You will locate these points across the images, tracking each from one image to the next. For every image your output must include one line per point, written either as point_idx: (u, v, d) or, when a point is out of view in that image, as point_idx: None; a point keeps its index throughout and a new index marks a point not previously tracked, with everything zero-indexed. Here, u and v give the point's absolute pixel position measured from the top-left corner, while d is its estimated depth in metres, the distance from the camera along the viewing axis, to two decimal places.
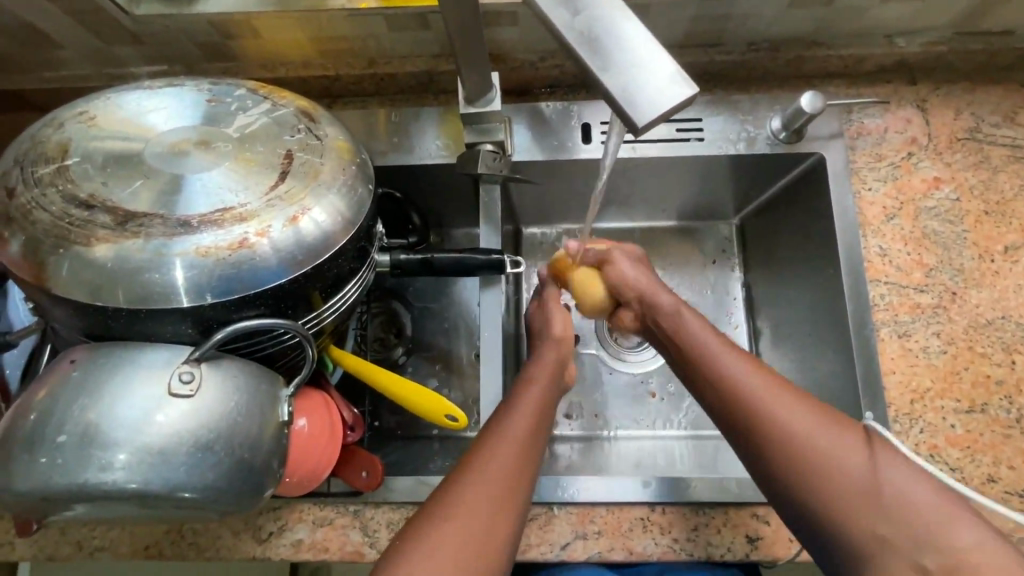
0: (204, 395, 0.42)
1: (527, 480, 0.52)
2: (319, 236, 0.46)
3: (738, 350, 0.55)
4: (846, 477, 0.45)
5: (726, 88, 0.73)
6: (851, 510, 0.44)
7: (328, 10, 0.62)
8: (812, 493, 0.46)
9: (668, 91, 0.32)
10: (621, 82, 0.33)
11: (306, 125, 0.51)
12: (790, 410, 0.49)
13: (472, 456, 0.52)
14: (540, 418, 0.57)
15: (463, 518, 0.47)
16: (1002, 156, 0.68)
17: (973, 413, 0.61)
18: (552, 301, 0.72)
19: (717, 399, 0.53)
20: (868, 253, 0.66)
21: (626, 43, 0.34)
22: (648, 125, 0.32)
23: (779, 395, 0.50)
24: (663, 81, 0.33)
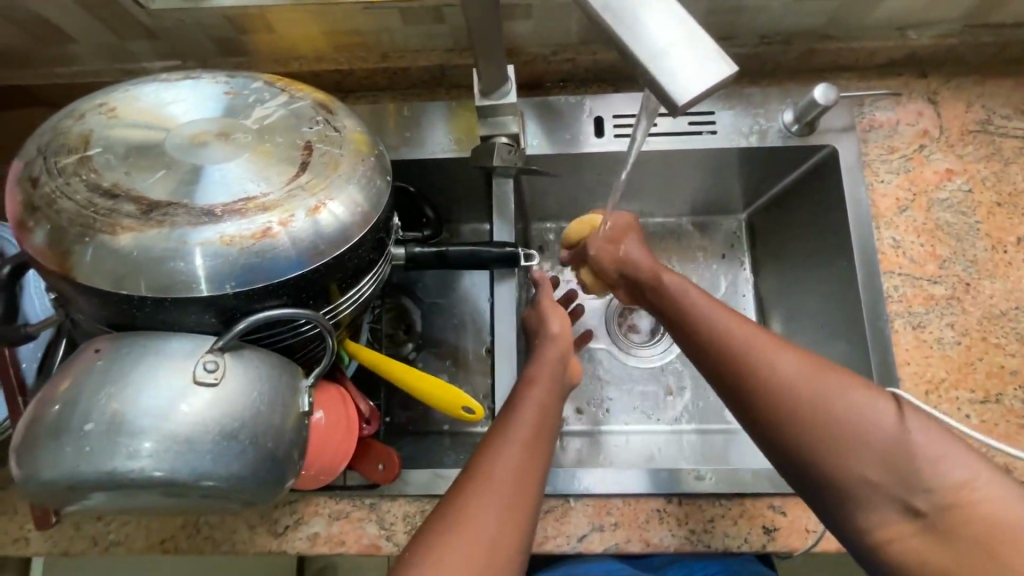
0: (228, 383, 0.42)
1: (537, 473, 0.53)
2: (338, 227, 0.46)
3: (743, 321, 0.55)
4: (854, 438, 0.46)
5: (738, 81, 0.73)
6: (860, 469, 0.46)
7: (344, 4, 0.62)
8: (822, 457, 0.47)
9: (709, 69, 0.32)
10: (661, 61, 0.33)
11: (324, 117, 0.51)
12: (796, 378, 0.49)
13: (477, 460, 0.53)
14: (547, 412, 0.58)
15: (473, 523, 0.48)
16: (1014, 148, 0.68)
17: (988, 404, 0.61)
18: (546, 303, 0.71)
19: (720, 370, 0.53)
20: (881, 245, 0.66)
21: (663, 21, 0.34)
22: (687, 104, 0.32)
23: (783, 364, 0.50)
24: (700, 61, 0.32)
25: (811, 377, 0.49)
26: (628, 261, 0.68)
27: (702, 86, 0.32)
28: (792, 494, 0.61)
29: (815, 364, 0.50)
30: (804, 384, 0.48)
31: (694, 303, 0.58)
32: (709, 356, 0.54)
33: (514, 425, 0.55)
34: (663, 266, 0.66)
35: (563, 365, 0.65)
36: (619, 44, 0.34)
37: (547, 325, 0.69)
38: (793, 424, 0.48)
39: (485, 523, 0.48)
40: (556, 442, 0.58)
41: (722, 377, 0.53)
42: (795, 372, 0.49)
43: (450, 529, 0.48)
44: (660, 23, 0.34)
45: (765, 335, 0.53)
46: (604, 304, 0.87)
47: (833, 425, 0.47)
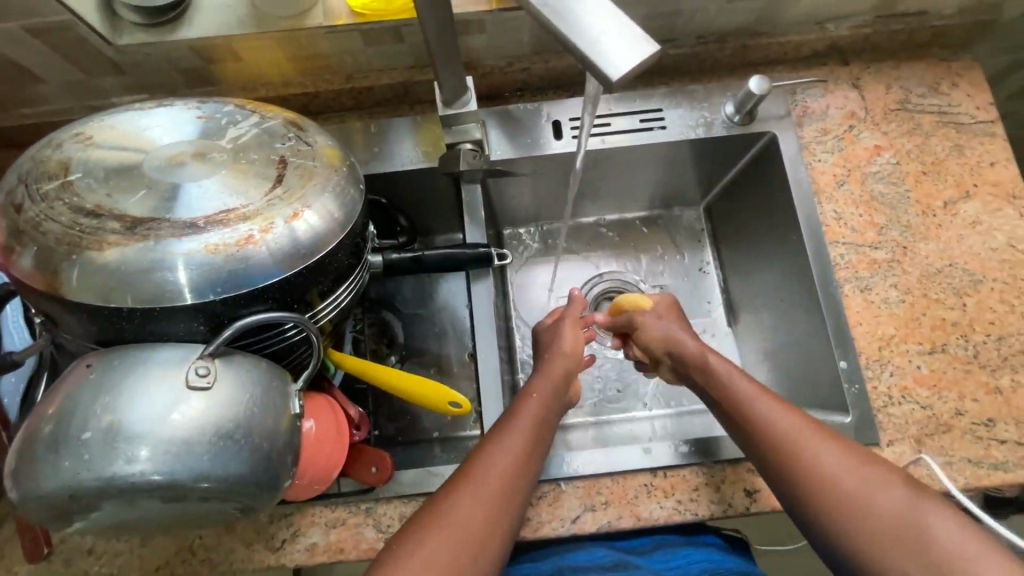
0: (220, 388, 0.44)
1: (529, 476, 0.58)
2: (316, 235, 0.49)
3: (771, 396, 0.60)
4: (891, 534, 0.50)
5: (681, 79, 0.79)
6: (895, 563, 0.49)
7: (307, 29, 0.65)
8: (859, 547, 0.50)
9: (636, 47, 0.36)
10: (593, 45, 0.37)
11: (295, 134, 0.54)
12: (820, 456, 0.54)
13: (471, 462, 0.57)
14: (543, 425, 0.61)
15: (455, 521, 0.52)
16: (932, 122, 0.75)
17: (936, 353, 0.66)
18: (569, 317, 0.73)
19: (754, 444, 0.58)
20: (825, 218, 0.72)
21: (592, 12, 0.38)
22: (620, 79, 0.36)
23: (810, 445, 0.55)
24: (628, 42, 0.37)
25: (836, 457, 0.54)
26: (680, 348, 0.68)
27: (629, 64, 0.36)
28: None
29: (843, 449, 0.54)
30: (849, 478, 0.52)
31: (746, 391, 0.60)
32: (760, 445, 0.57)
33: (510, 438, 0.59)
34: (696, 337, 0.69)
35: (568, 380, 0.67)
36: (557, 33, 0.38)
37: (562, 339, 0.70)
38: (836, 515, 0.51)
39: (471, 528, 0.52)
40: (545, 450, 0.61)
41: (773, 463, 0.56)
42: (823, 452, 0.54)
43: (434, 526, 0.52)
44: (594, 12, 0.38)
45: (811, 425, 0.56)
46: (590, 279, 0.90)
47: (874, 521, 0.50)
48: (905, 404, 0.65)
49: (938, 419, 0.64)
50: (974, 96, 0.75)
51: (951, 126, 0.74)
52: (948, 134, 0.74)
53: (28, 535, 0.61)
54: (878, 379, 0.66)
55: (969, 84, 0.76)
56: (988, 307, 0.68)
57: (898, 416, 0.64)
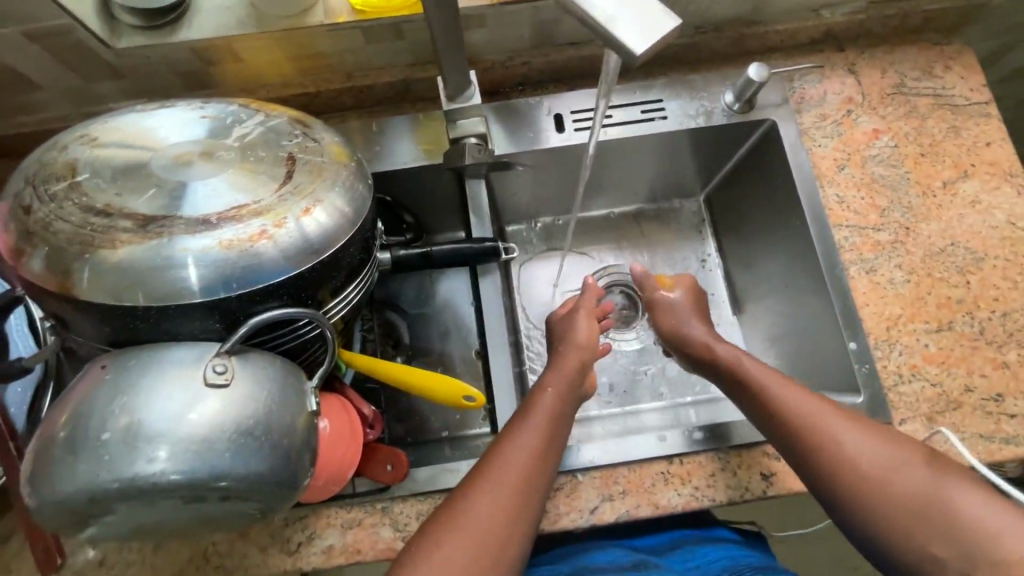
0: (237, 385, 0.43)
1: (547, 472, 0.57)
2: (328, 230, 0.48)
3: (790, 381, 0.61)
4: (918, 513, 0.50)
5: (680, 69, 0.79)
6: (924, 542, 0.49)
7: (307, 27, 0.64)
8: (887, 527, 0.51)
9: (657, 22, 0.37)
10: (614, 21, 0.37)
11: (301, 131, 0.54)
12: (841, 440, 0.54)
13: (487, 459, 0.57)
14: (557, 421, 0.61)
15: (473, 522, 0.52)
16: (928, 105, 0.76)
17: (943, 331, 0.67)
18: (584, 309, 0.75)
19: (775, 430, 0.59)
20: (828, 202, 0.72)
21: None
22: (643, 54, 0.37)
23: (831, 429, 0.55)
24: (647, 18, 0.37)
25: (858, 441, 0.54)
26: (698, 339, 0.71)
27: (646, 43, 0.37)
28: None
29: (866, 432, 0.55)
30: (873, 458, 0.53)
31: (764, 379, 0.62)
32: (782, 431, 0.58)
33: (524, 435, 0.58)
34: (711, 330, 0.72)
35: (583, 373, 0.67)
36: (573, 9, 0.38)
37: (577, 332, 0.71)
38: (861, 496, 0.52)
39: (491, 528, 0.52)
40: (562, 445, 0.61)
41: (796, 448, 0.56)
42: (843, 436, 0.55)
43: (452, 526, 0.52)
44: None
45: (832, 409, 0.57)
46: (599, 270, 0.91)
47: (899, 502, 0.51)
48: (915, 382, 0.65)
49: (948, 396, 0.65)
50: (967, 79, 0.77)
51: (946, 107, 0.76)
52: (944, 116, 0.75)
53: (39, 546, 0.60)
54: (888, 359, 0.66)
55: (962, 67, 0.77)
56: (991, 284, 0.68)
57: (909, 394, 0.65)
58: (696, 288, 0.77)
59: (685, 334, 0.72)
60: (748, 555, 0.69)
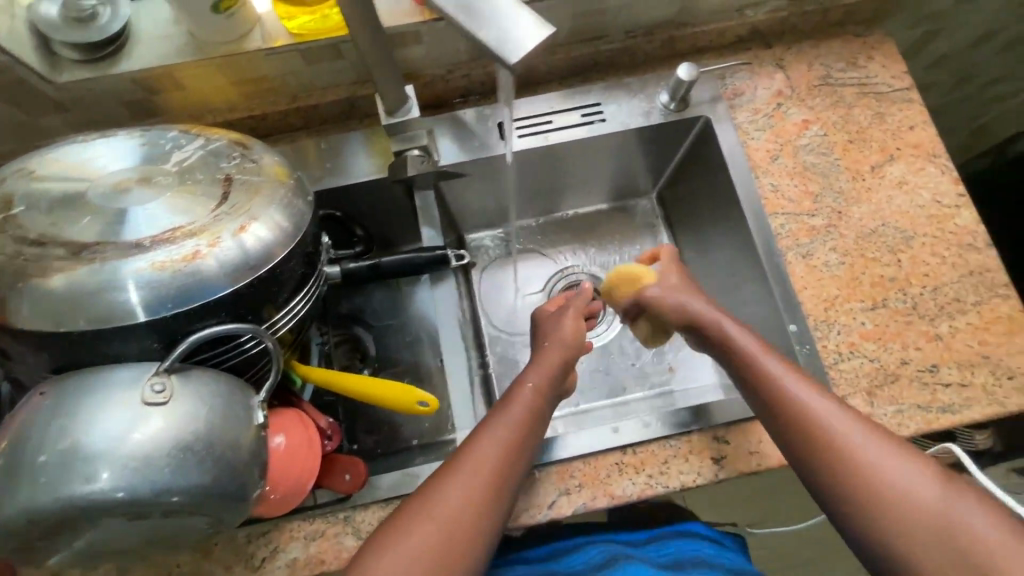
0: (176, 402, 0.45)
1: (516, 474, 0.58)
2: (264, 246, 0.50)
3: (799, 373, 0.58)
4: (921, 522, 0.48)
5: (617, 73, 0.81)
6: (918, 548, 0.47)
7: (246, 52, 0.66)
8: (881, 529, 0.49)
9: (533, 30, 0.39)
10: (492, 32, 0.39)
11: (240, 153, 0.57)
12: (843, 437, 0.53)
13: (459, 455, 0.58)
14: (535, 424, 0.62)
15: (439, 513, 0.53)
16: (853, 94, 0.79)
17: (878, 309, 0.70)
18: (573, 308, 0.77)
19: (777, 421, 0.57)
20: (764, 191, 0.75)
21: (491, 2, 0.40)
22: (519, 62, 0.39)
23: (835, 425, 0.54)
24: (523, 27, 0.39)
25: (861, 440, 0.52)
26: (710, 325, 0.67)
27: (522, 50, 0.39)
28: (732, 424, 0.66)
29: (868, 430, 0.53)
30: (880, 461, 0.51)
31: (773, 365, 0.59)
32: (785, 422, 0.56)
33: (494, 431, 0.60)
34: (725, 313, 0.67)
35: (564, 369, 0.70)
36: (458, 23, 0.40)
37: (560, 330, 0.73)
38: (861, 499, 0.50)
39: (456, 523, 0.53)
40: (536, 450, 0.61)
41: (797, 441, 0.55)
42: (846, 434, 0.53)
43: (415, 519, 0.53)
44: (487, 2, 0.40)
45: (836, 405, 0.55)
46: (558, 273, 0.96)
47: (897, 505, 0.49)
48: (853, 359, 0.68)
49: (885, 370, 0.68)
50: (889, 68, 0.80)
51: (870, 96, 0.79)
52: (869, 103, 0.79)
53: None
54: (827, 338, 0.69)
55: (884, 56, 0.81)
56: (921, 261, 0.72)
57: (849, 370, 0.68)
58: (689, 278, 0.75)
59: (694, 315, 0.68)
60: (720, 564, 0.72)
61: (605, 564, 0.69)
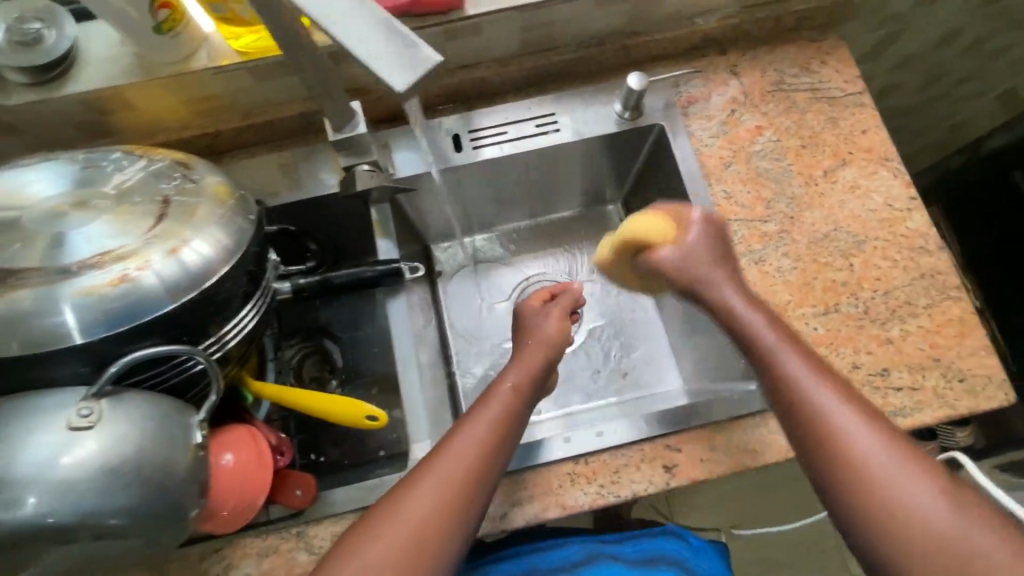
0: (103, 426, 0.45)
1: (488, 482, 0.56)
2: (197, 267, 0.51)
3: (816, 361, 0.52)
4: (924, 547, 0.43)
5: (571, 82, 0.82)
6: (923, 566, 0.43)
7: (192, 72, 0.66)
8: (885, 541, 0.44)
9: (420, 60, 0.39)
10: (380, 64, 0.39)
11: (182, 173, 0.57)
12: (857, 436, 0.47)
13: (433, 459, 0.56)
14: (507, 430, 0.60)
15: (406, 515, 0.51)
16: (806, 99, 0.79)
17: (830, 314, 0.70)
18: (559, 305, 0.77)
19: (785, 411, 0.51)
20: (717, 199, 0.76)
21: (380, 33, 0.40)
22: (406, 93, 0.39)
23: (849, 422, 0.48)
24: (410, 57, 0.39)
25: (876, 441, 0.47)
26: (721, 296, 0.60)
27: (409, 80, 0.39)
28: (684, 431, 0.67)
29: (884, 431, 0.47)
30: (891, 474, 0.45)
31: (786, 350, 0.53)
32: (792, 414, 0.51)
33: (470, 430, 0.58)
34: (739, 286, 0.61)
35: (544, 368, 0.69)
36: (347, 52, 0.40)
37: (543, 327, 0.73)
38: (866, 505, 0.45)
39: (422, 529, 0.51)
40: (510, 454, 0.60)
41: (800, 436, 0.50)
42: (860, 433, 0.47)
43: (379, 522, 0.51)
44: (372, 32, 0.40)
45: (854, 401, 0.49)
46: (524, 280, 0.97)
47: (904, 517, 0.44)
48: None
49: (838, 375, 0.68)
50: (842, 72, 0.81)
51: (824, 100, 0.79)
52: (822, 108, 0.79)
53: None
54: None
55: (837, 61, 0.81)
56: (873, 265, 0.72)
57: None
58: (719, 226, 0.65)
59: (704, 286, 0.62)
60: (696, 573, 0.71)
61: (578, 564, 0.71)
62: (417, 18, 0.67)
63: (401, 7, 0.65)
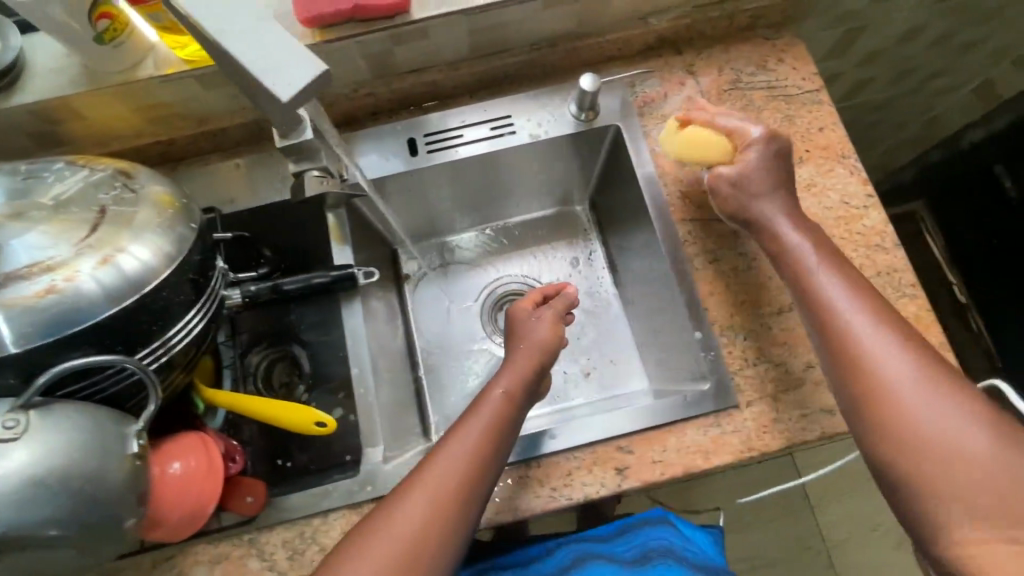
0: (29, 437, 0.45)
1: (481, 487, 0.56)
2: (128, 278, 0.51)
3: (863, 296, 0.57)
4: (960, 475, 0.47)
5: (526, 84, 0.82)
6: (952, 487, 0.47)
7: (139, 81, 0.66)
8: (913, 467, 0.49)
9: (302, 69, 0.43)
10: (264, 72, 0.43)
11: (123, 183, 0.57)
12: (890, 368, 0.52)
13: (425, 470, 0.56)
14: (500, 433, 0.61)
15: (401, 528, 0.52)
16: (763, 97, 0.79)
17: (784, 313, 0.70)
18: (552, 307, 0.74)
19: (828, 345, 0.56)
20: (672, 199, 0.76)
21: (267, 44, 0.44)
22: (289, 101, 0.43)
23: (886, 354, 0.53)
24: (295, 67, 0.44)
25: (910, 371, 0.52)
26: (774, 227, 0.64)
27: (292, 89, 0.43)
28: (636, 433, 0.67)
29: (920, 364, 0.52)
30: (929, 412, 0.50)
31: (831, 284, 0.58)
32: (836, 349, 0.55)
33: (467, 431, 0.59)
34: (802, 219, 0.65)
35: (537, 373, 0.68)
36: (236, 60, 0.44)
37: (534, 331, 0.71)
38: (896, 433, 0.50)
39: (420, 537, 0.52)
40: (502, 459, 0.60)
41: (841, 375, 0.55)
42: (894, 365, 0.52)
43: (374, 533, 0.52)
44: (262, 42, 0.44)
45: (892, 334, 0.54)
46: (492, 283, 0.97)
47: (933, 443, 0.49)
48: (760, 364, 0.68)
49: (791, 374, 0.67)
50: (799, 69, 0.80)
51: (780, 99, 0.79)
52: (778, 106, 0.79)
53: None
54: (733, 344, 0.69)
55: (794, 58, 0.81)
56: None
57: (755, 375, 0.68)
58: (783, 148, 0.68)
59: (755, 212, 0.66)
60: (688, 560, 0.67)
61: (567, 568, 0.67)
62: (363, 23, 0.67)
63: (344, 13, 0.65)
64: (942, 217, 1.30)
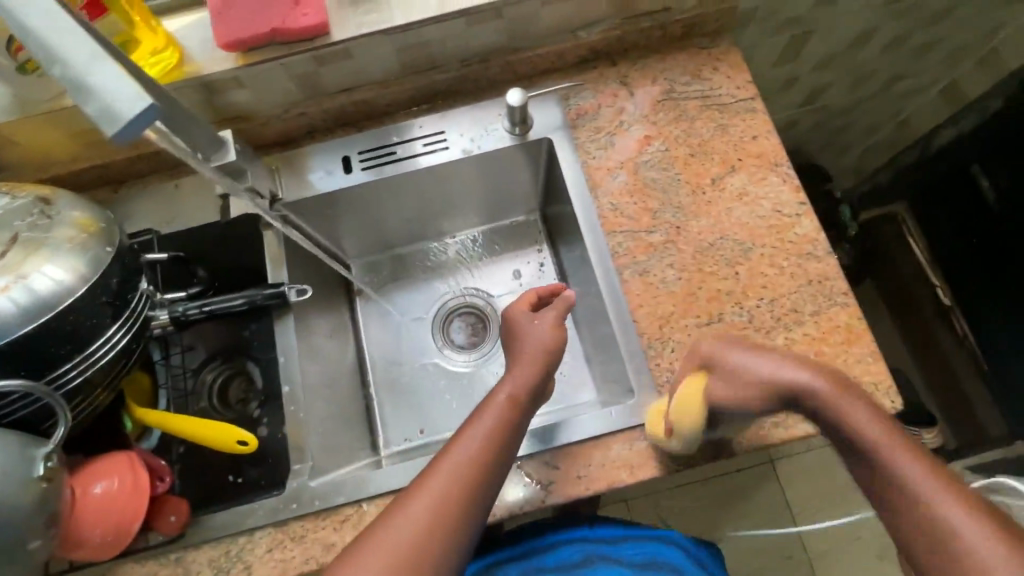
0: None
1: (486, 488, 0.53)
2: (33, 303, 0.52)
3: (859, 396, 0.53)
4: None
5: (461, 99, 0.83)
6: None
7: (64, 108, 0.68)
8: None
9: (133, 108, 0.45)
10: (96, 108, 0.45)
11: (41, 209, 0.57)
12: (899, 467, 0.48)
13: (432, 474, 0.53)
14: (504, 434, 0.57)
15: (403, 536, 0.48)
16: (697, 107, 0.79)
17: (712, 323, 0.69)
18: (553, 308, 0.70)
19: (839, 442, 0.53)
20: (603, 211, 0.75)
21: (97, 80, 0.45)
22: (125, 139, 0.46)
23: (895, 452, 0.49)
24: (126, 104, 0.45)
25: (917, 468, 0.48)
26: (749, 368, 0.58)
27: (122, 128, 0.45)
28: (561, 447, 0.66)
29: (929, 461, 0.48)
30: (947, 519, 0.45)
31: (824, 389, 0.54)
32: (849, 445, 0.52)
33: (471, 436, 0.56)
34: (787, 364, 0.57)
35: (544, 377, 0.65)
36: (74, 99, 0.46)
37: (534, 332, 0.68)
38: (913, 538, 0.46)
39: (419, 545, 0.48)
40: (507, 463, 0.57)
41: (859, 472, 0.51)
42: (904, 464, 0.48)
43: (377, 534, 0.49)
44: (89, 75, 0.45)
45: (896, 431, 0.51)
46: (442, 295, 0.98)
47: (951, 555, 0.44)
48: None
49: None
50: (733, 78, 0.80)
51: (714, 107, 0.79)
52: (712, 115, 0.78)
53: None
54: (661, 356, 0.69)
55: (728, 67, 0.80)
56: (759, 273, 0.71)
57: None
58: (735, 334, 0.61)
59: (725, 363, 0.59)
60: None
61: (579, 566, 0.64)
62: (285, 45, 0.68)
63: (264, 38, 0.66)
64: (928, 216, 1.31)
